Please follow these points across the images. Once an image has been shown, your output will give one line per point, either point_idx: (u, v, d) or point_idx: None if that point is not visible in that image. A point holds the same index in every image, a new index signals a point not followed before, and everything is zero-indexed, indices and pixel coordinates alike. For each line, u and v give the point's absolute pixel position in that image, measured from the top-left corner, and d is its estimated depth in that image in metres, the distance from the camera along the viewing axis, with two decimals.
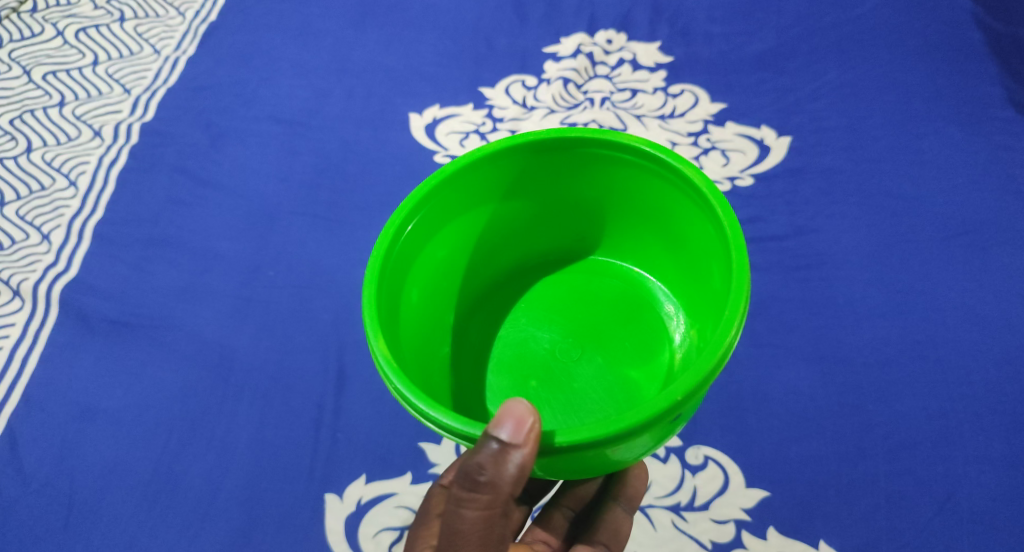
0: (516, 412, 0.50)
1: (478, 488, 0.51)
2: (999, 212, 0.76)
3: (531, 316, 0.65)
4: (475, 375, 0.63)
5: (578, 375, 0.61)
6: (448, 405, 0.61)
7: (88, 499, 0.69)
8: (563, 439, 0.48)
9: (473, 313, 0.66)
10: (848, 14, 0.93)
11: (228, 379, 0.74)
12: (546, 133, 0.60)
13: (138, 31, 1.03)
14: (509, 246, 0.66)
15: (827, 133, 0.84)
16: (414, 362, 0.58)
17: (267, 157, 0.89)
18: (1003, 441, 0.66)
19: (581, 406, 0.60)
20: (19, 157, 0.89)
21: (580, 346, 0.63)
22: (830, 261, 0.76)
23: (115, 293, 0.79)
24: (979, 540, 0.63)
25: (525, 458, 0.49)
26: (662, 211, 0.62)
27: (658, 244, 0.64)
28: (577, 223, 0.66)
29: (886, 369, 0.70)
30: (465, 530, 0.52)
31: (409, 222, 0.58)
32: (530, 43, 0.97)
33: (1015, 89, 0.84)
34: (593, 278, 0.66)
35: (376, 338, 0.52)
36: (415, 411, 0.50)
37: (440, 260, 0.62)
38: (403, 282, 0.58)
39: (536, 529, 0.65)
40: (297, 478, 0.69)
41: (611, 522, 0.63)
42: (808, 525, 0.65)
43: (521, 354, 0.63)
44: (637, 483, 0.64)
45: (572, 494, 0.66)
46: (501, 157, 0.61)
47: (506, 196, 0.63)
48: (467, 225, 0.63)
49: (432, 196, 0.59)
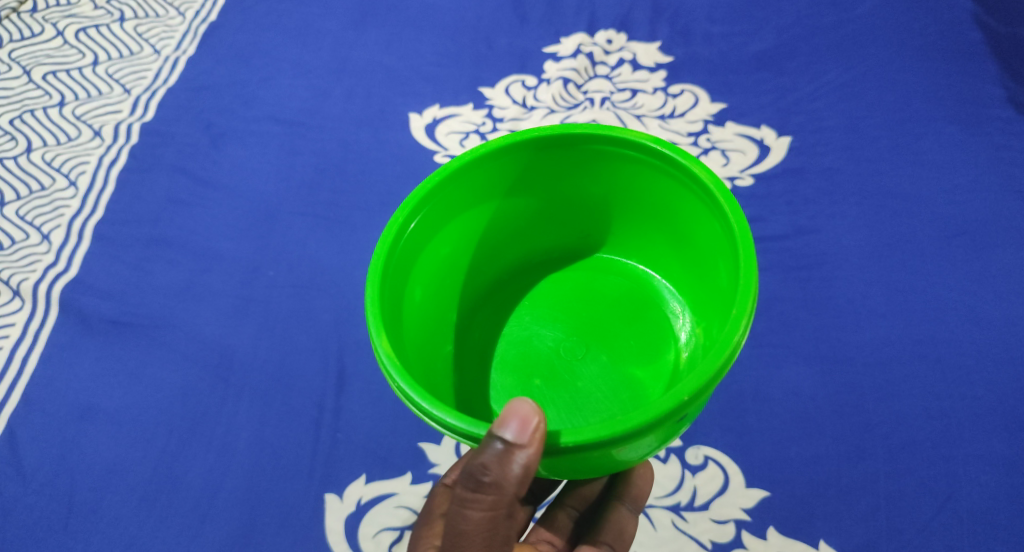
0: (522, 412, 0.49)
1: (482, 489, 0.51)
2: (999, 212, 0.76)
3: (534, 314, 0.65)
4: (478, 374, 0.63)
5: (582, 374, 0.61)
6: (451, 404, 0.61)
7: (88, 499, 0.69)
8: (569, 439, 0.48)
9: (476, 311, 0.66)
10: (848, 15, 0.93)
11: (228, 379, 0.74)
12: (551, 129, 0.60)
13: (138, 31, 1.03)
14: (512, 244, 0.66)
15: (827, 133, 0.84)
16: (417, 360, 0.58)
17: (267, 157, 0.89)
18: (1003, 440, 0.66)
19: (586, 404, 0.60)
20: (19, 157, 0.89)
21: (585, 345, 0.63)
22: (829, 261, 0.76)
23: (115, 293, 0.79)
24: (979, 540, 0.63)
25: (529, 458, 0.49)
26: (668, 208, 0.62)
27: (664, 242, 0.64)
28: (581, 220, 0.66)
29: (886, 369, 0.70)
30: (470, 530, 0.53)
31: (413, 219, 0.58)
32: (530, 42, 0.97)
33: (1015, 89, 0.84)
34: (597, 275, 0.66)
35: (380, 336, 0.52)
36: (419, 410, 0.50)
37: (444, 257, 0.62)
38: (407, 279, 0.58)
39: (540, 530, 0.65)
40: (298, 478, 0.69)
41: (616, 522, 0.63)
42: (808, 525, 0.65)
43: (526, 352, 0.63)
44: (642, 483, 0.64)
45: (576, 494, 0.66)
46: (504, 154, 0.61)
47: (511, 193, 0.63)
48: (471, 222, 0.63)
49: (436, 193, 0.59)
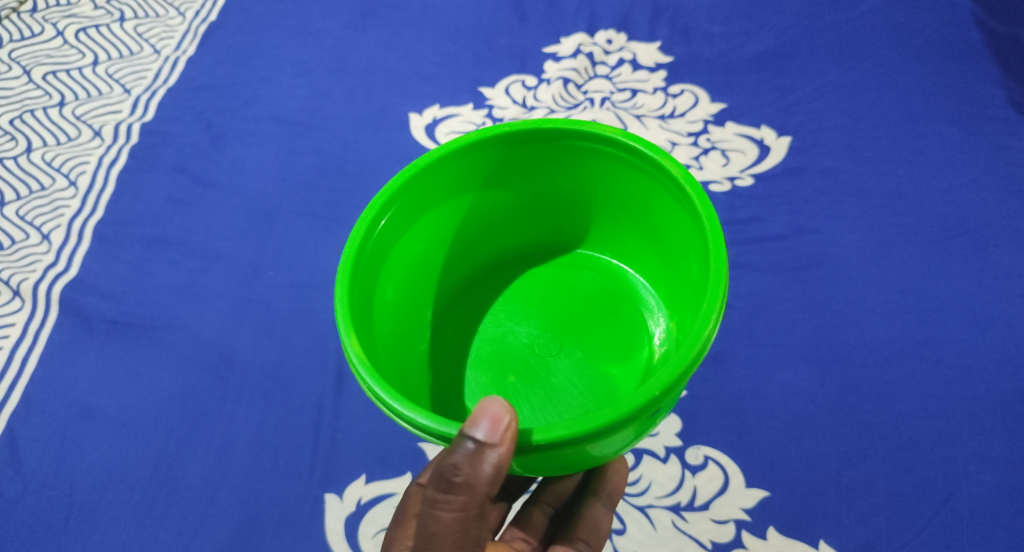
0: (493, 411, 0.49)
1: (453, 489, 0.51)
2: (998, 212, 0.77)
3: (509, 311, 0.65)
4: (454, 372, 0.63)
5: (556, 370, 0.61)
6: (427, 404, 0.60)
7: (88, 499, 0.69)
8: (540, 437, 0.48)
9: (451, 308, 0.66)
10: (848, 14, 0.93)
11: (228, 379, 0.74)
12: (523, 124, 0.60)
13: (138, 31, 1.02)
14: (486, 240, 0.66)
15: (827, 133, 0.84)
16: (389, 359, 0.58)
17: (268, 157, 0.89)
18: (1003, 440, 0.66)
19: (560, 400, 0.60)
20: (19, 157, 0.89)
21: (559, 341, 0.63)
22: (830, 262, 0.76)
23: (115, 292, 0.79)
24: (978, 540, 0.63)
25: (500, 457, 0.49)
26: (642, 204, 0.62)
27: (638, 237, 0.64)
28: (556, 216, 0.66)
29: (886, 369, 0.70)
30: (441, 532, 0.52)
31: (384, 216, 0.58)
32: (530, 43, 0.97)
33: (1014, 89, 0.84)
34: (572, 271, 0.67)
35: (349, 335, 0.52)
36: (390, 411, 0.50)
37: (416, 254, 0.62)
38: (378, 277, 0.58)
39: (514, 529, 0.65)
40: (298, 478, 0.69)
41: (591, 518, 0.63)
42: (807, 525, 0.65)
43: (500, 350, 0.63)
44: (617, 479, 0.64)
45: (551, 491, 0.66)
46: (475, 149, 0.61)
47: (484, 188, 0.63)
48: (444, 217, 0.63)
49: (406, 189, 0.59)
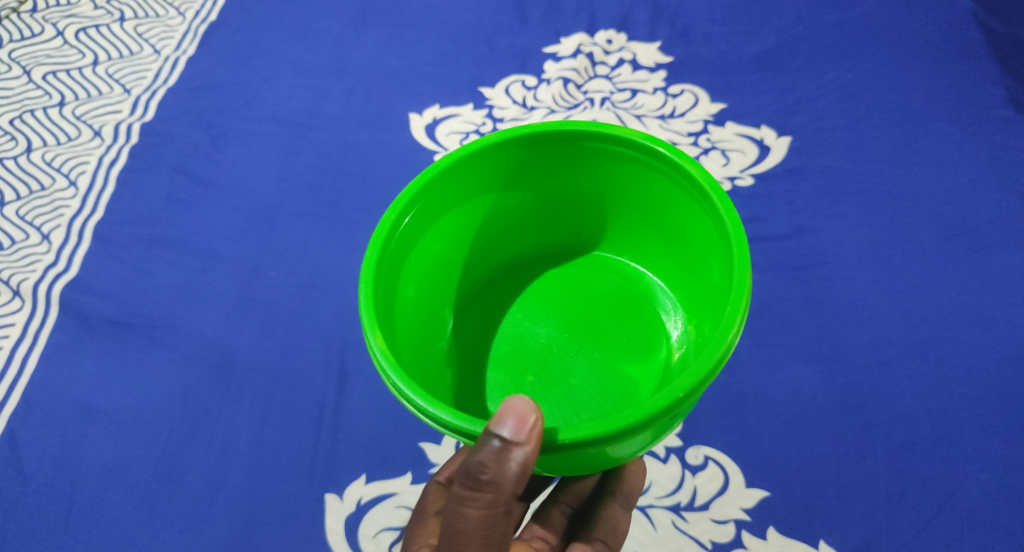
0: (518, 409, 0.49)
1: (479, 487, 0.51)
2: (998, 212, 0.77)
3: (527, 311, 0.65)
4: (474, 372, 0.63)
5: (575, 371, 0.62)
6: (448, 401, 0.60)
7: (89, 500, 0.69)
8: (565, 436, 0.49)
9: (469, 307, 0.66)
10: (848, 14, 0.93)
11: (228, 379, 0.74)
12: (543, 126, 0.60)
13: (138, 31, 1.02)
14: (504, 241, 0.66)
15: (827, 133, 0.84)
16: (412, 357, 0.58)
17: (267, 158, 0.89)
18: (1003, 439, 0.66)
19: (578, 401, 0.60)
20: (19, 157, 0.89)
21: (577, 342, 0.63)
22: (829, 262, 0.76)
23: (115, 293, 0.79)
24: (978, 540, 0.63)
25: (526, 456, 0.49)
26: (661, 206, 0.62)
27: (656, 239, 0.64)
28: (573, 217, 0.66)
29: (885, 369, 0.70)
30: (468, 529, 0.52)
31: (406, 215, 0.58)
32: (530, 42, 0.97)
33: (1015, 89, 0.84)
34: (589, 272, 0.67)
35: (374, 331, 0.52)
36: (415, 407, 0.50)
37: (437, 253, 0.62)
38: (399, 275, 0.58)
39: (533, 527, 0.65)
40: (298, 478, 0.69)
41: (609, 519, 0.63)
42: (806, 525, 0.65)
43: (518, 349, 0.63)
44: (633, 479, 0.64)
45: (569, 491, 0.65)
46: (496, 151, 0.61)
47: (505, 189, 0.63)
48: (464, 217, 0.63)
49: (428, 189, 0.59)
